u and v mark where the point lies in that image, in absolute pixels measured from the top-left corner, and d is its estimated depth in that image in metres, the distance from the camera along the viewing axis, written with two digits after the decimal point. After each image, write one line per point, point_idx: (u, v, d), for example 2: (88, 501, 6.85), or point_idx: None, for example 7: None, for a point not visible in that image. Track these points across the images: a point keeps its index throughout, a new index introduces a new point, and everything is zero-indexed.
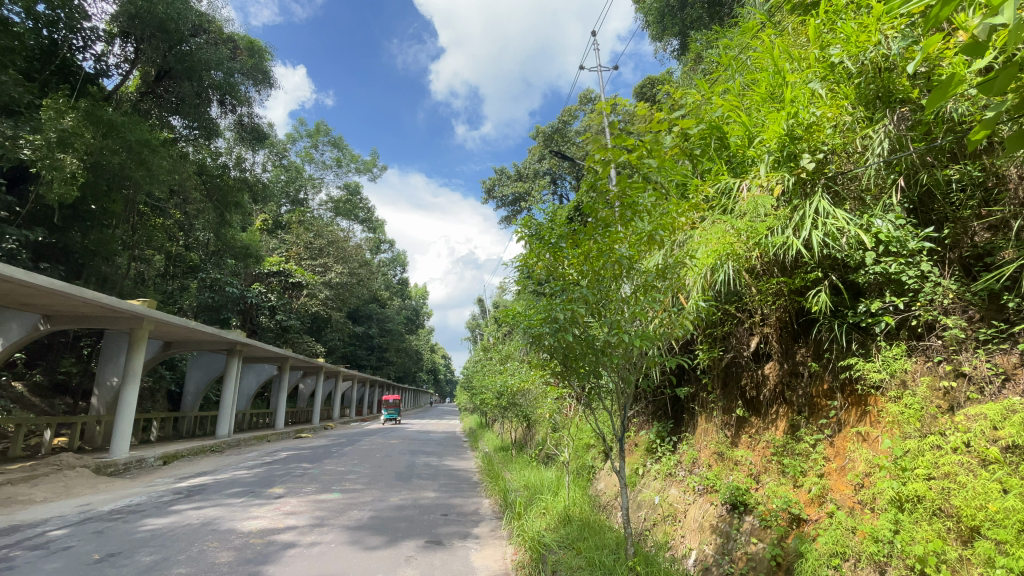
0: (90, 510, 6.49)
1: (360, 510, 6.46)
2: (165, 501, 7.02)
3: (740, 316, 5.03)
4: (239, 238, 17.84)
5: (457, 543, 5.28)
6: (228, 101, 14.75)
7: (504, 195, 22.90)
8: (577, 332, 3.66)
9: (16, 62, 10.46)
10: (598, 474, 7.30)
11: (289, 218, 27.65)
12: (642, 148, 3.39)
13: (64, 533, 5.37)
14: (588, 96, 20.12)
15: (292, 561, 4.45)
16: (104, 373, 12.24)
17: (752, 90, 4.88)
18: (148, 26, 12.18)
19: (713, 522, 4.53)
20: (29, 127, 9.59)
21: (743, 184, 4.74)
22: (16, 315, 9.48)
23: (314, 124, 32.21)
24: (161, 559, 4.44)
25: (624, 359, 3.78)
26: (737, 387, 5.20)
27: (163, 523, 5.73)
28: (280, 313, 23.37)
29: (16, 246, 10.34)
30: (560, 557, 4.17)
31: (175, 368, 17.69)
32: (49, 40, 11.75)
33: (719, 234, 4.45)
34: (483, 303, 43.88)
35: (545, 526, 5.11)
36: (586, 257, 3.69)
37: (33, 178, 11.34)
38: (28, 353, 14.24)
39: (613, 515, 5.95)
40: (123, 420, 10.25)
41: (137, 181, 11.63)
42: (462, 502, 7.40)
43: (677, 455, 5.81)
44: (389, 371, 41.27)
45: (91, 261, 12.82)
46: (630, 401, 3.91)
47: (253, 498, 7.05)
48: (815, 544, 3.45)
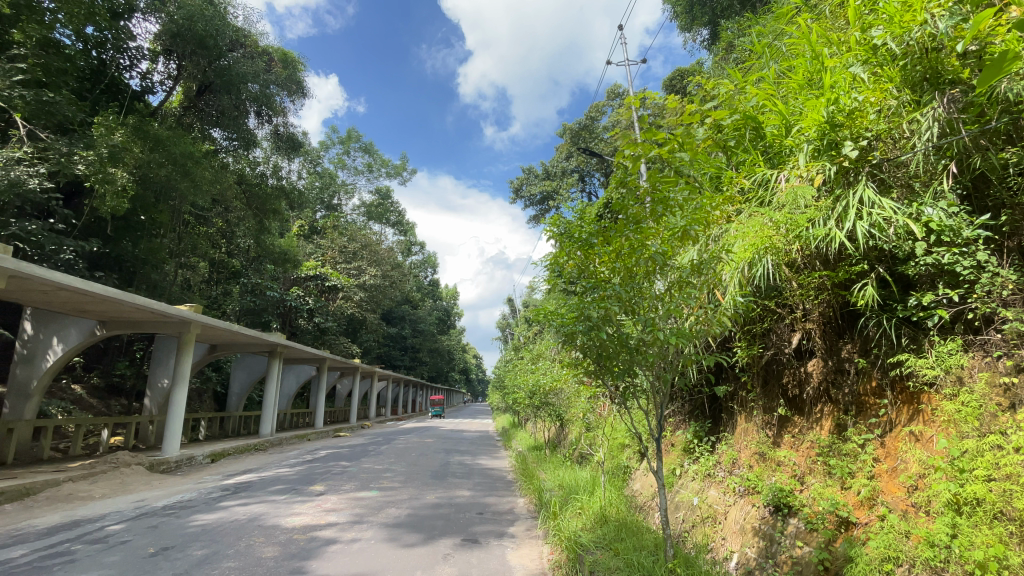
0: (144, 506, 6.83)
1: (396, 508, 6.58)
2: (213, 497, 7.33)
3: (780, 312, 4.83)
4: (276, 244, 18.42)
5: (493, 542, 5.29)
6: (265, 111, 15.23)
7: (532, 195, 22.86)
8: (610, 330, 3.62)
9: (68, 83, 11.16)
10: (634, 474, 7.17)
11: (323, 223, 28.47)
12: (674, 142, 3.35)
13: (121, 528, 5.67)
14: (615, 91, 19.87)
15: (333, 556, 4.58)
16: (155, 375, 12.89)
17: (788, 78, 4.69)
18: (188, 43, 12.84)
19: (756, 524, 4.39)
20: (82, 143, 10.10)
21: (780, 175, 4.58)
22: (73, 320, 10.10)
23: (346, 131, 33.04)
24: (210, 553, 4.64)
25: (659, 358, 3.69)
26: (779, 385, 5.01)
27: (211, 519, 5.99)
28: (318, 315, 23.59)
29: (74, 256, 10.96)
30: (597, 558, 4.12)
31: (220, 368, 18.48)
32: (98, 60, 12.56)
33: (757, 227, 4.31)
34: (512, 304, 44.06)
35: (582, 526, 5.05)
36: (618, 254, 3.65)
37: (87, 192, 12.08)
38: (86, 357, 15.13)
39: (650, 516, 5.83)
40: (174, 420, 10.75)
41: (182, 191, 12.21)
42: (496, 501, 7.41)
43: (716, 455, 5.65)
44: (423, 371, 41.93)
45: (142, 270, 13.50)
46: (665, 401, 3.84)
47: (295, 496, 7.28)
48: (866, 548, 3.32)
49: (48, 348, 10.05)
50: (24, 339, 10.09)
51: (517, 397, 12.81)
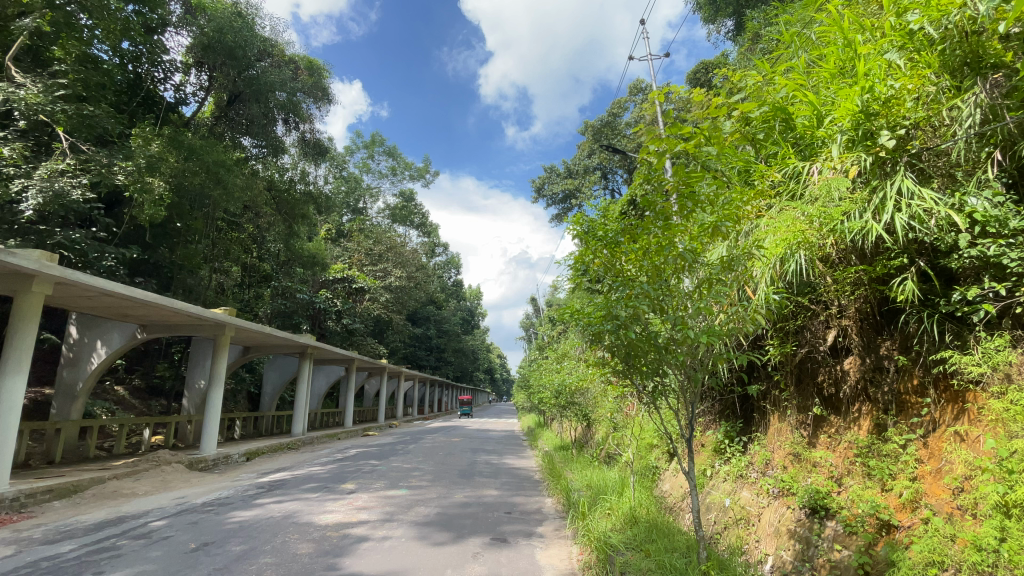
0: (185, 503, 7.08)
1: (426, 507, 6.65)
2: (250, 495, 7.55)
3: (814, 308, 4.70)
4: (305, 248, 18.85)
5: (522, 541, 5.31)
6: (292, 118, 15.64)
7: (554, 193, 22.76)
8: (638, 330, 3.57)
9: (107, 97, 11.67)
10: (664, 475, 7.08)
11: (350, 227, 29.04)
12: (701, 136, 3.30)
13: (164, 524, 5.90)
14: (637, 86, 19.62)
15: (366, 554, 4.66)
16: (193, 376, 13.36)
17: (819, 67, 4.54)
18: (219, 54, 13.30)
19: (791, 526, 4.28)
20: (121, 154, 10.48)
21: (812, 167, 4.46)
22: (116, 325, 10.52)
23: (370, 136, 33.59)
24: (248, 549, 4.79)
25: (689, 357, 3.62)
26: (814, 384, 4.87)
27: (248, 515, 6.17)
28: (346, 317, 24.06)
29: (115, 263, 11.44)
30: (628, 559, 4.07)
31: (253, 370, 19.03)
32: (134, 74, 13.10)
33: (789, 222, 4.21)
34: (535, 303, 44.04)
35: (612, 527, 5.00)
36: (645, 252, 3.60)
37: (126, 201, 12.61)
38: (128, 360, 15.78)
39: (682, 517, 5.74)
40: (211, 419, 11.12)
41: (215, 199, 12.63)
42: (524, 501, 7.40)
43: (748, 456, 5.52)
44: (448, 371, 42.31)
45: (179, 275, 14.00)
46: (696, 400, 3.76)
47: (328, 493, 7.45)
48: (909, 552, 3.20)
49: (93, 352, 10.53)
50: (71, 343, 10.67)
51: (543, 397, 12.76)
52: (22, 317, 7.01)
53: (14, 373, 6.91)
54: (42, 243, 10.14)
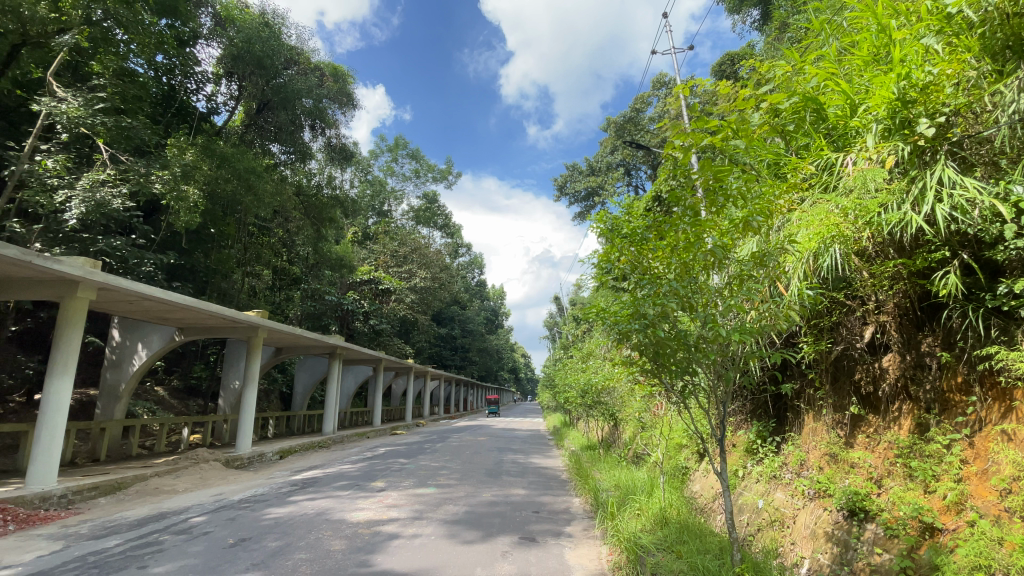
0: (222, 500, 7.33)
1: (454, 505, 6.71)
2: (284, 492, 7.78)
3: (850, 304, 4.54)
4: (333, 251, 19.26)
5: (551, 540, 5.32)
6: (319, 124, 16.02)
7: (577, 191, 22.61)
8: (667, 328, 3.50)
9: (143, 109, 12.15)
10: (693, 476, 6.98)
11: (375, 229, 29.53)
12: (728, 129, 3.25)
13: (204, 519, 6.12)
14: (661, 80, 19.31)
15: (397, 551, 4.74)
16: (228, 376, 13.80)
17: (851, 54, 4.38)
18: (248, 64, 13.72)
19: (828, 529, 4.15)
20: (158, 164, 10.90)
21: (847, 159, 4.31)
22: (155, 328, 10.94)
23: (393, 139, 34.07)
24: (284, 545, 4.92)
25: (720, 355, 3.55)
26: (851, 382, 4.72)
27: (283, 512, 6.33)
28: (373, 318, 24.49)
29: (154, 269, 11.88)
30: (659, 561, 4.02)
31: (285, 370, 19.56)
32: (169, 86, 13.62)
33: (822, 215, 4.09)
34: (560, 302, 43.86)
35: (641, 528, 4.95)
36: (673, 248, 3.55)
37: (163, 209, 13.13)
38: (167, 361, 16.41)
39: (714, 519, 5.64)
40: (246, 418, 11.47)
41: (246, 205, 13.00)
42: (552, 501, 7.40)
43: (782, 456, 5.37)
44: (473, 370, 42.58)
45: (214, 279, 14.49)
46: (727, 400, 3.69)
47: (358, 491, 7.59)
48: (953, 555, 3.08)
49: (134, 354, 10.98)
50: (114, 346, 11.13)
51: (570, 396, 12.71)
52: (68, 322, 7.34)
53: (63, 375, 7.27)
54: (86, 250, 10.62)
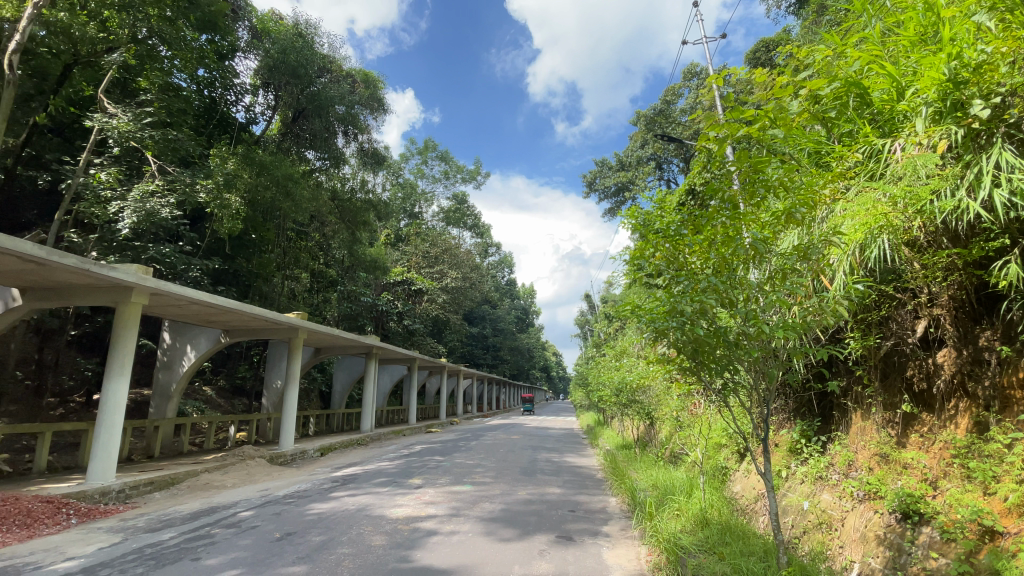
0: (268, 495, 7.63)
1: (491, 503, 6.77)
2: (326, 488, 8.02)
3: (900, 297, 4.33)
4: (367, 253, 19.71)
5: (588, 540, 5.30)
6: (351, 130, 16.42)
7: (607, 186, 22.34)
8: (706, 325, 3.40)
9: (187, 121, 12.74)
10: (734, 476, 6.82)
11: (407, 231, 30.03)
12: (765, 118, 3.16)
13: (251, 514, 6.38)
14: (692, 70, 18.86)
15: (436, 547, 4.82)
16: (270, 376, 14.32)
17: (897, 34, 4.17)
18: (283, 74, 14.19)
19: (880, 532, 3.98)
20: (202, 174, 11.40)
21: (895, 145, 4.11)
22: (203, 330, 11.47)
23: (423, 141, 34.54)
24: (327, 540, 5.08)
25: (763, 353, 3.44)
26: (902, 379, 4.51)
27: (325, 508, 6.53)
28: (407, 318, 24.92)
29: (200, 274, 12.44)
30: (701, 562, 3.95)
31: (324, 369, 20.16)
32: (210, 98, 14.21)
33: (869, 204, 3.90)
34: (591, 300, 43.49)
35: (681, 529, 4.86)
36: (711, 243, 3.46)
37: (208, 217, 13.75)
38: (214, 362, 17.16)
39: (757, 520, 5.50)
40: (288, 417, 11.88)
41: (285, 210, 13.44)
42: (588, 500, 7.36)
43: (828, 456, 5.16)
44: (505, 369, 42.74)
45: (256, 282, 15.07)
46: (771, 399, 3.56)
47: (397, 488, 7.76)
48: (1016, 561, 2.90)
49: (183, 355, 11.54)
50: (165, 348, 11.72)
51: (603, 394, 12.60)
52: (123, 325, 7.78)
53: (119, 376, 7.71)
54: (138, 258, 11.16)
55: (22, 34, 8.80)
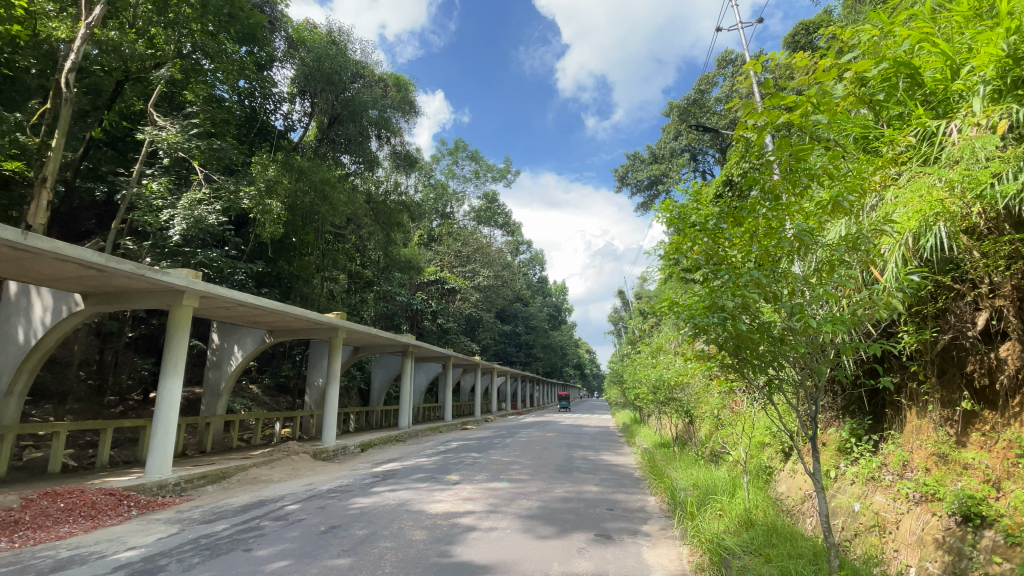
0: (313, 489, 7.91)
1: (528, 500, 6.80)
2: (367, 483, 8.25)
3: (958, 288, 4.08)
4: (401, 254, 20.06)
5: (628, 539, 5.25)
6: (384, 133, 16.76)
7: (639, 180, 21.96)
8: (749, 321, 3.29)
9: (230, 131, 13.31)
10: (779, 476, 6.61)
11: (439, 231, 30.40)
12: (807, 104, 3.06)
13: (297, 507, 6.63)
14: (726, 57, 18.29)
15: (474, 543, 4.88)
16: (312, 375, 14.81)
17: (950, 10, 3.95)
18: (318, 81, 14.60)
19: (938, 535, 3.78)
20: (245, 181, 11.89)
21: (951, 127, 3.88)
22: (249, 330, 11.97)
23: (453, 142, 34.87)
24: (370, 533, 5.23)
25: (810, 349, 3.30)
26: (961, 375, 4.25)
27: (367, 503, 6.71)
28: (440, 317, 25.30)
29: (245, 277, 12.97)
30: (747, 563, 3.84)
31: (363, 368, 20.69)
32: (251, 108, 14.76)
33: (923, 190, 3.70)
34: (624, 296, 42.97)
35: (725, 529, 4.75)
36: (753, 236, 3.35)
37: (251, 222, 14.32)
38: (259, 361, 17.89)
39: (805, 521, 5.32)
40: (329, 414, 12.26)
41: (323, 214, 13.84)
42: (626, 498, 7.30)
43: (881, 457, 4.92)
44: (538, 367, 42.73)
45: (297, 284, 15.61)
46: (819, 396, 3.41)
47: (435, 484, 7.89)
48: None
49: (231, 355, 12.08)
50: (214, 348, 12.28)
51: (640, 391, 12.40)
52: (176, 327, 8.20)
53: (173, 375, 8.15)
54: (188, 262, 11.71)
55: (77, 54, 9.41)
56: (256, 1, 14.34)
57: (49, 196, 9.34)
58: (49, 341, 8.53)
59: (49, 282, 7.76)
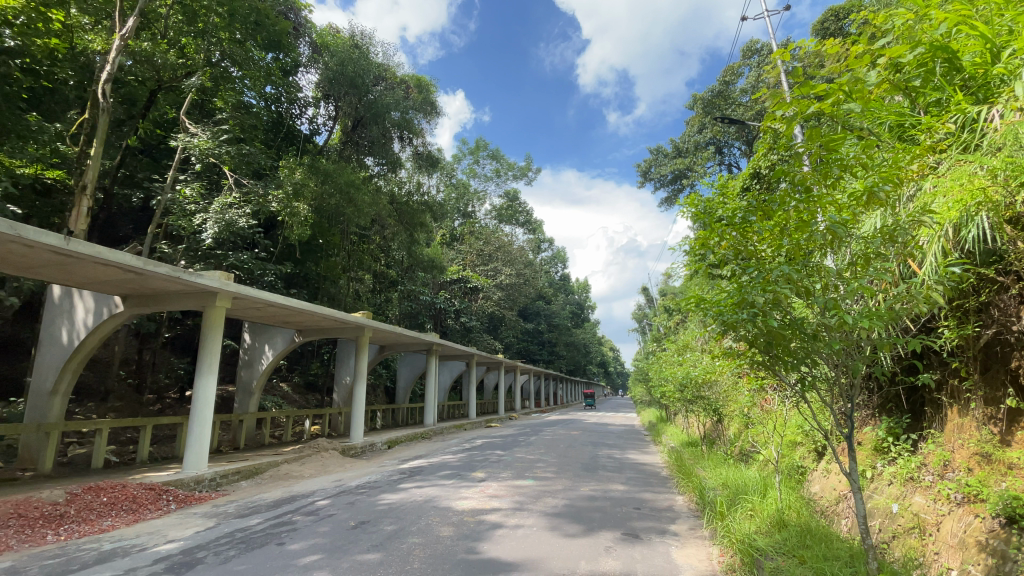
0: (342, 485, 8.08)
1: (554, 498, 6.80)
2: (394, 479, 8.38)
3: (1002, 280, 3.90)
4: (425, 253, 20.29)
5: (655, 538, 5.19)
6: (406, 135, 16.97)
7: (663, 175, 21.66)
8: (781, 316, 3.19)
9: (258, 136, 13.67)
10: (812, 476, 6.44)
11: (461, 230, 30.57)
12: (839, 92, 2.96)
13: (328, 502, 6.78)
14: (752, 47, 17.87)
15: (502, 540, 4.90)
16: (340, 373, 15.10)
17: None
18: (342, 85, 14.86)
19: (981, 538, 3.62)
20: (273, 185, 12.19)
21: (993, 111, 3.69)
22: (279, 330, 12.29)
23: (474, 141, 35.01)
24: (398, 529, 5.31)
25: (845, 345, 3.18)
26: (1006, 372, 4.05)
27: (395, 499, 6.82)
28: (463, 315, 25.47)
29: (275, 278, 13.32)
30: (779, 565, 3.76)
31: (388, 366, 21.00)
32: (277, 113, 15.13)
33: (964, 179, 3.54)
34: (648, 293, 42.52)
35: (757, 530, 4.65)
36: (784, 230, 3.26)
37: (280, 225, 14.71)
38: (288, 360, 18.35)
39: (840, 523, 5.17)
40: (357, 412, 12.48)
41: (348, 215, 14.08)
42: (654, 497, 7.22)
43: (920, 456, 4.74)
44: (561, 365, 42.65)
45: (324, 285, 15.94)
46: (855, 394, 3.30)
47: (461, 481, 7.96)
48: None
49: (262, 354, 12.41)
50: (246, 348, 12.63)
51: (666, 390, 12.26)
52: (209, 327, 8.46)
53: (207, 374, 8.43)
54: (220, 265, 12.11)
55: (112, 64, 9.76)
56: (281, 9, 14.69)
57: (89, 203, 9.73)
58: (91, 342, 8.88)
59: (91, 285, 8.10)
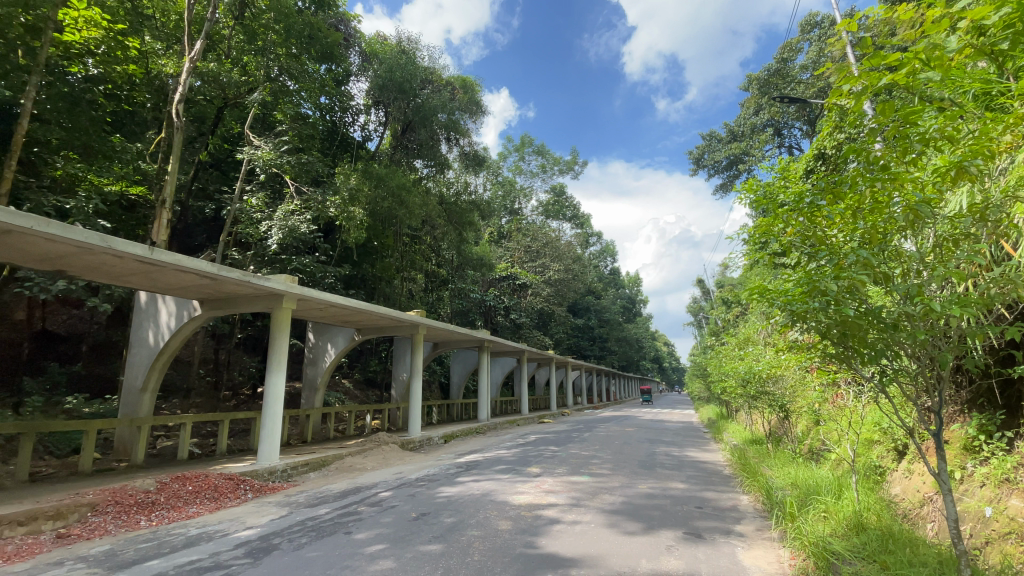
0: (402, 478, 8.37)
1: (611, 495, 6.72)
2: (452, 473, 8.57)
3: None
4: (474, 251, 20.58)
5: (719, 538, 5.03)
6: (453, 135, 17.29)
7: (716, 161, 20.82)
8: (856, 305, 2.98)
9: (315, 145, 14.35)
10: (892, 477, 6.02)
11: (509, 227, 30.72)
12: (915, 61, 2.74)
13: (390, 494, 7.05)
14: (812, 19, 16.77)
15: (560, 535, 4.92)
16: (397, 370, 15.65)
17: None
18: (391, 91, 15.31)
19: None
20: (330, 191, 12.72)
21: None
22: (340, 329, 12.88)
23: (520, 137, 35.10)
24: (458, 521, 5.45)
25: (931, 335, 2.92)
26: None
27: (453, 492, 6.98)
28: (513, 312, 25.63)
29: (334, 280, 13.97)
30: (858, 569, 3.54)
31: (442, 363, 21.51)
32: (331, 122, 15.83)
33: None
34: (703, 285, 41.11)
35: (832, 533, 4.39)
36: (857, 212, 3.05)
37: (338, 229, 15.47)
38: (349, 358, 19.20)
39: (925, 528, 4.80)
40: (414, 408, 12.87)
41: (400, 217, 14.51)
42: (716, 496, 6.97)
43: (1018, 457, 4.31)
44: (613, 360, 42.09)
45: (379, 285, 16.56)
46: (942, 388, 3.02)
47: (516, 475, 8.04)
48: None
49: (325, 352, 13.06)
50: (310, 347, 13.33)
51: (727, 386, 11.81)
52: (277, 327, 8.99)
53: (276, 371, 8.99)
54: (285, 268, 12.84)
55: (183, 86, 10.51)
56: (331, 22, 15.33)
57: (168, 216, 10.53)
58: (173, 344, 9.61)
59: (173, 291, 8.79)
